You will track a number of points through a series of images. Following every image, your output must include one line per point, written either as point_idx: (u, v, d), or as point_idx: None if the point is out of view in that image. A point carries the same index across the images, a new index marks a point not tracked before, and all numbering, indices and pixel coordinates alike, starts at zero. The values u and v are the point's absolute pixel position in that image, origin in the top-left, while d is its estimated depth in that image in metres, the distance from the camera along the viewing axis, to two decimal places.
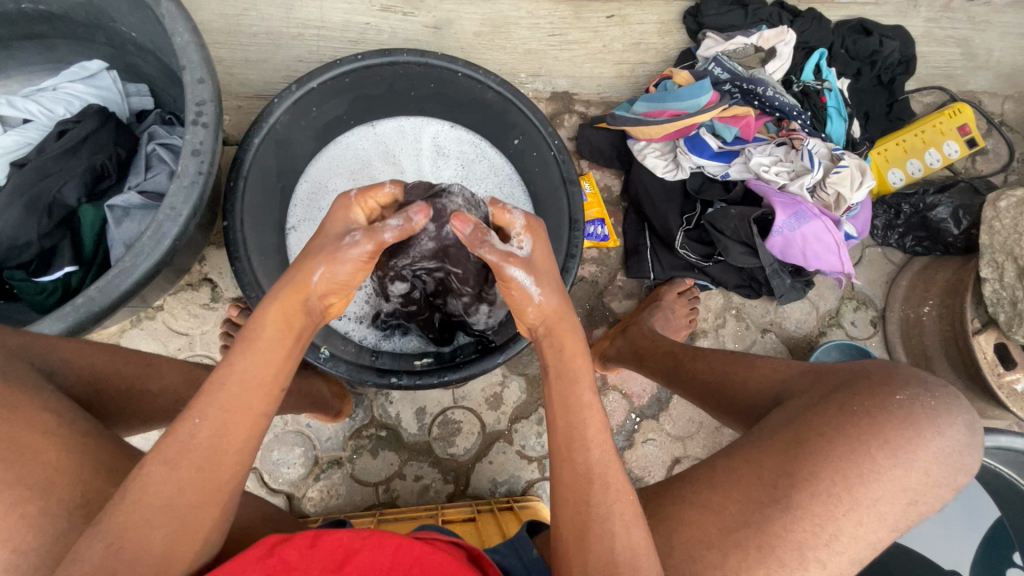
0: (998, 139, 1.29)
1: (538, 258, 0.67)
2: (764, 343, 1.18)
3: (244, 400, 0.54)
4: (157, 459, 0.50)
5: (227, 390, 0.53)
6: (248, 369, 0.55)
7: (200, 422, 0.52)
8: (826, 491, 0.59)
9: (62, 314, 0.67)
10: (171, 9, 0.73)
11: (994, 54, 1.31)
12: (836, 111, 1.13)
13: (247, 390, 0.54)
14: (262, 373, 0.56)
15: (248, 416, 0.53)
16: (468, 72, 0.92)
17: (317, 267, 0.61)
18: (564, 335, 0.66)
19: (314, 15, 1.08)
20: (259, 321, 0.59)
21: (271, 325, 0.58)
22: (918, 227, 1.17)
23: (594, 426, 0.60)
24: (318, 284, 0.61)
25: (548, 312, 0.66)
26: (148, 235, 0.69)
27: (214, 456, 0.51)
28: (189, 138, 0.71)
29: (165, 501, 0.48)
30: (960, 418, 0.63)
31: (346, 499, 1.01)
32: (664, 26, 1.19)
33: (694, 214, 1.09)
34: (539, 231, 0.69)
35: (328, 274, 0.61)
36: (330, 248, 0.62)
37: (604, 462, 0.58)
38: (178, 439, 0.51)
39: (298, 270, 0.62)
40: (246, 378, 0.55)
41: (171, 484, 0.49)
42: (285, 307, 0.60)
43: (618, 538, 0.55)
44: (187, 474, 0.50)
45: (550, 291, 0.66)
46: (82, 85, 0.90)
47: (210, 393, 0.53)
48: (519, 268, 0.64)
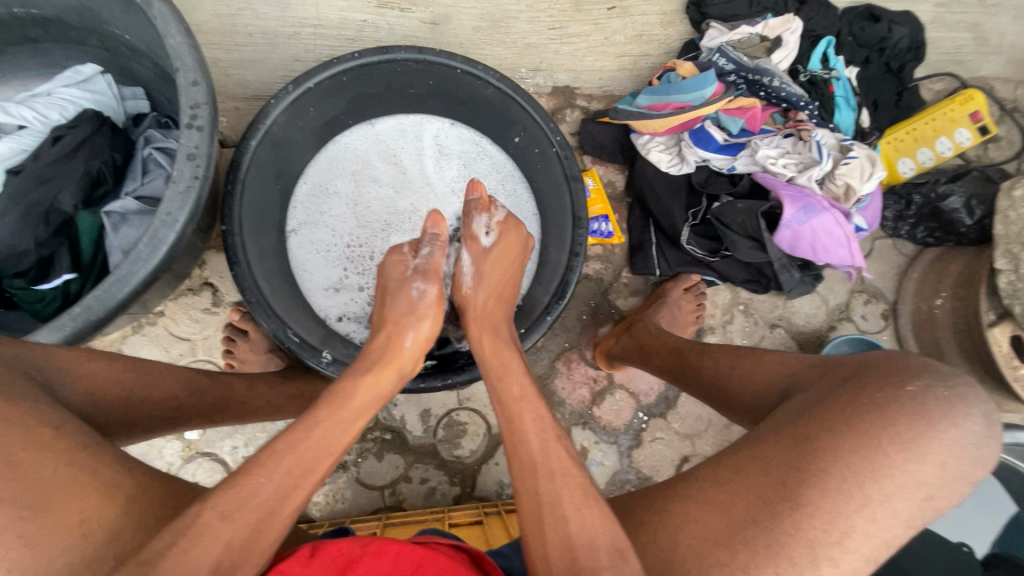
0: (1011, 125, 1.26)
1: (495, 254, 0.81)
2: (773, 339, 1.16)
3: (314, 465, 0.54)
4: (212, 508, 0.49)
5: (305, 449, 0.55)
6: (331, 431, 0.57)
7: (265, 481, 0.52)
8: (836, 487, 0.57)
9: (58, 324, 0.66)
10: (163, 10, 0.71)
11: (1007, 39, 1.28)
12: (844, 100, 1.11)
13: (322, 453, 0.55)
14: (340, 441, 0.57)
15: (309, 484, 0.54)
16: (467, 67, 0.90)
17: (407, 334, 0.72)
18: (483, 339, 0.74)
19: (309, 13, 1.06)
20: (349, 389, 0.63)
21: (360, 396, 0.62)
22: (929, 217, 1.14)
23: (554, 453, 0.59)
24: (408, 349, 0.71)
25: (478, 305, 0.79)
26: (144, 242, 0.68)
27: (265, 518, 0.50)
28: (184, 142, 0.70)
29: (214, 559, 0.47)
30: (976, 410, 0.61)
31: (352, 503, 1.00)
32: (666, 17, 1.17)
33: (700, 209, 1.07)
34: (512, 233, 0.82)
35: (414, 340, 0.72)
36: (410, 312, 0.74)
37: (546, 458, 0.59)
38: (240, 494, 0.50)
39: (387, 341, 0.71)
40: (322, 442, 0.56)
41: (219, 540, 0.48)
42: (382, 373, 0.67)
43: (571, 522, 0.54)
44: (239, 533, 0.49)
45: (479, 287, 0.79)
46: (77, 89, 0.89)
47: (282, 451, 0.54)
48: (467, 252, 0.82)
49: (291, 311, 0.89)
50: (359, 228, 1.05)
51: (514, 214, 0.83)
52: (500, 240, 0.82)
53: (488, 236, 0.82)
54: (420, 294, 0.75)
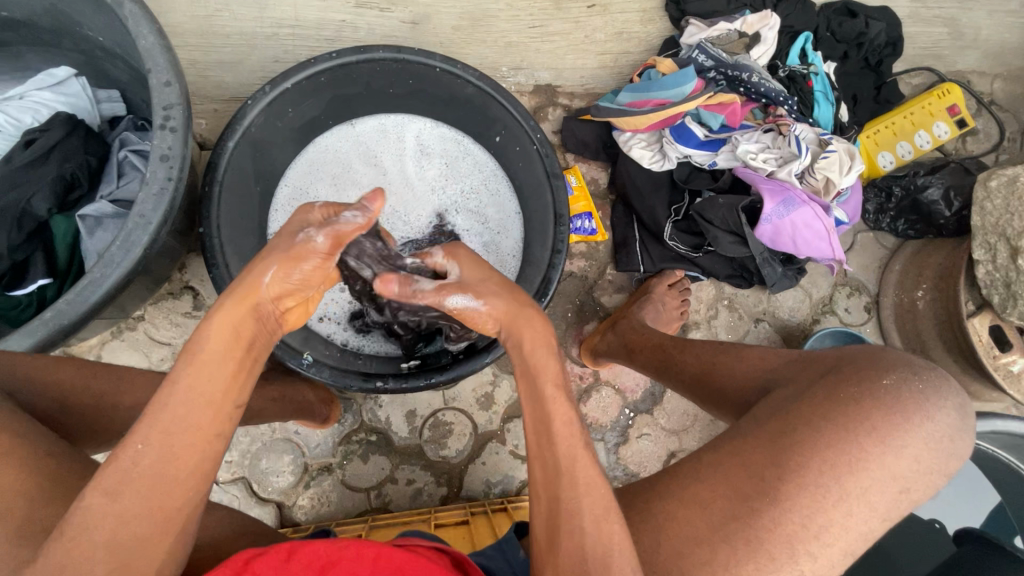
0: (988, 118, 1.27)
1: (469, 274, 0.66)
2: (758, 333, 1.17)
3: (191, 421, 0.51)
4: (97, 489, 0.47)
5: (170, 413, 0.51)
6: (194, 387, 0.52)
7: (143, 448, 0.49)
8: (813, 482, 0.58)
9: (29, 329, 0.64)
10: (134, 11, 0.71)
11: (983, 33, 1.29)
12: (823, 95, 1.11)
13: (191, 410, 0.52)
14: (209, 392, 0.53)
15: (198, 439, 0.51)
16: (446, 67, 0.90)
17: (266, 269, 0.58)
18: (522, 332, 0.63)
19: (288, 13, 1.06)
20: (203, 333, 0.55)
21: (218, 339, 0.55)
22: (909, 210, 1.15)
23: (581, 462, 0.57)
24: (271, 286, 0.59)
25: (500, 315, 0.64)
26: (117, 245, 0.67)
27: (159, 483, 0.49)
28: (157, 143, 0.69)
29: (111, 535, 0.46)
30: (949, 402, 0.61)
31: (337, 506, 0.99)
32: (646, 15, 1.17)
33: (682, 204, 1.08)
34: (460, 251, 0.69)
35: (276, 275, 0.59)
36: (281, 246, 0.60)
37: (572, 455, 0.57)
38: (120, 467, 0.48)
39: (245, 273, 0.59)
40: (191, 397, 0.52)
41: (113, 516, 0.47)
42: (243, 311, 0.57)
43: (587, 533, 0.54)
44: (134, 505, 0.48)
45: (493, 299, 0.64)
46: (50, 93, 0.88)
47: (149, 416, 0.50)
48: (455, 292, 0.64)
49: None
50: None
51: (449, 244, 0.70)
52: (460, 263, 0.67)
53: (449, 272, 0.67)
54: (302, 240, 0.60)
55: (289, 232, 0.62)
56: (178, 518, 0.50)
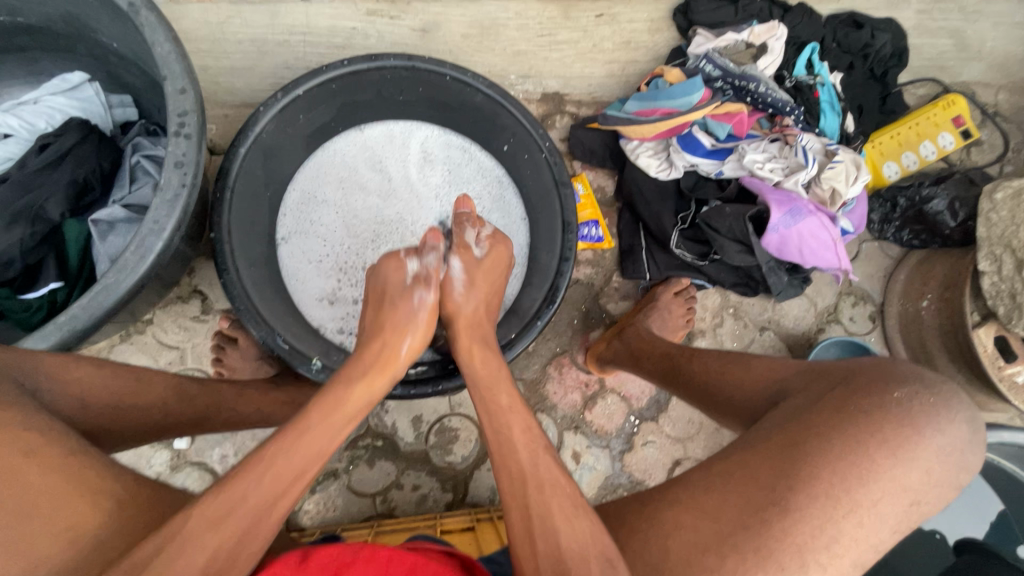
0: (993, 129, 1.28)
1: (485, 270, 0.81)
2: (763, 341, 1.17)
3: (305, 465, 0.56)
4: (203, 513, 0.51)
5: (292, 454, 0.56)
6: (318, 439, 0.58)
7: (256, 484, 0.53)
8: (824, 492, 0.58)
9: (45, 332, 0.66)
10: (150, 19, 0.71)
11: (987, 44, 1.30)
12: (830, 106, 1.12)
13: (306, 458, 0.57)
14: (326, 444, 0.59)
15: (300, 485, 0.56)
16: (456, 75, 0.92)
17: (405, 338, 0.73)
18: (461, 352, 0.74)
19: (299, 20, 1.07)
20: (340, 392, 0.64)
21: (353, 400, 0.64)
22: (914, 220, 1.15)
23: (517, 431, 0.63)
24: (403, 355, 0.72)
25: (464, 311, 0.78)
26: (131, 250, 0.68)
27: (255, 521, 0.52)
28: (172, 150, 0.70)
29: (197, 569, 0.48)
30: (960, 416, 0.62)
31: (342, 511, 1.00)
32: (654, 24, 1.18)
33: (688, 213, 1.08)
34: (481, 263, 0.81)
35: (411, 348, 0.73)
36: (406, 316, 0.74)
37: (534, 463, 0.60)
38: (230, 499, 0.52)
39: (383, 344, 0.71)
40: (316, 445, 0.58)
41: (208, 545, 0.49)
42: (376, 377, 0.68)
43: (561, 533, 0.55)
44: (224, 542, 0.50)
45: (471, 296, 0.78)
46: (64, 98, 0.89)
47: (274, 454, 0.55)
48: (461, 261, 0.80)
49: (285, 320, 0.89)
50: (351, 239, 1.03)
51: (500, 230, 0.86)
52: (488, 253, 0.82)
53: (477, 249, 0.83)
54: (419, 299, 0.75)
55: (403, 294, 0.75)
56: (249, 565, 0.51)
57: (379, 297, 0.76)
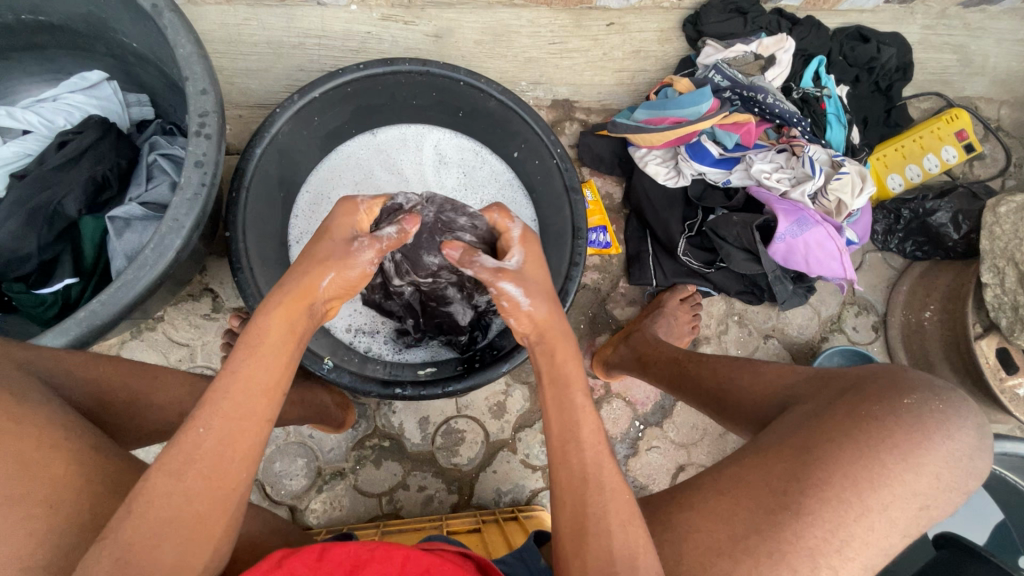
0: (995, 143, 1.30)
1: (529, 270, 0.70)
2: (767, 349, 1.18)
3: (248, 407, 0.54)
4: (161, 469, 0.49)
5: (232, 396, 0.53)
6: (255, 375, 0.55)
7: (206, 431, 0.51)
8: (836, 496, 0.59)
9: (64, 327, 0.66)
10: (173, 20, 0.73)
11: (990, 61, 1.32)
12: (836, 118, 1.14)
13: (249, 400, 0.54)
14: (266, 379, 0.56)
15: (254, 424, 0.53)
16: (470, 80, 0.92)
17: (327, 272, 0.65)
18: (556, 344, 0.67)
19: (314, 24, 1.08)
20: (262, 325, 0.59)
21: (274, 331, 0.59)
22: (918, 232, 1.17)
23: (587, 427, 0.60)
24: (325, 289, 0.65)
25: (539, 321, 0.68)
26: (151, 247, 0.69)
27: (219, 464, 0.51)
28: (192, 149, 0.71)
29: (175, 512, 0.48)
30: (969, 422, 0.63)
31: (349, 511, 1.00)
32: (664, 34, 1.19)
33: (696, 220, 1.10)
34: (531, 246, 0.73)
35: (332, 281, 0.66)
36: (339, 253, 0.67)
37: (598, 462, 0.58)
38: (184, 449, 0.50)
39: (301, 273, 0.64)
40: (249, 385, 0.55)
41: (177, 494, 0.49)
42: (293, 308, 0.62)
43: (614, 536, 0.55)
44: (195, 483, 0.49)
45: (538, 299, 0.68)
46: (83, 96, 0.90)
47: (212, 402, 0.52)
48: (510, 283, 0.68)
49: None
50: None
51: (529, 227, 0.74)
52: (524, 255, 0.72)
53: (510, 258, 0.72)
54: (358, 251, 0.68)
55: (343, 240, 0.68)
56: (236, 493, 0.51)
57: (318, 238, 0.69)
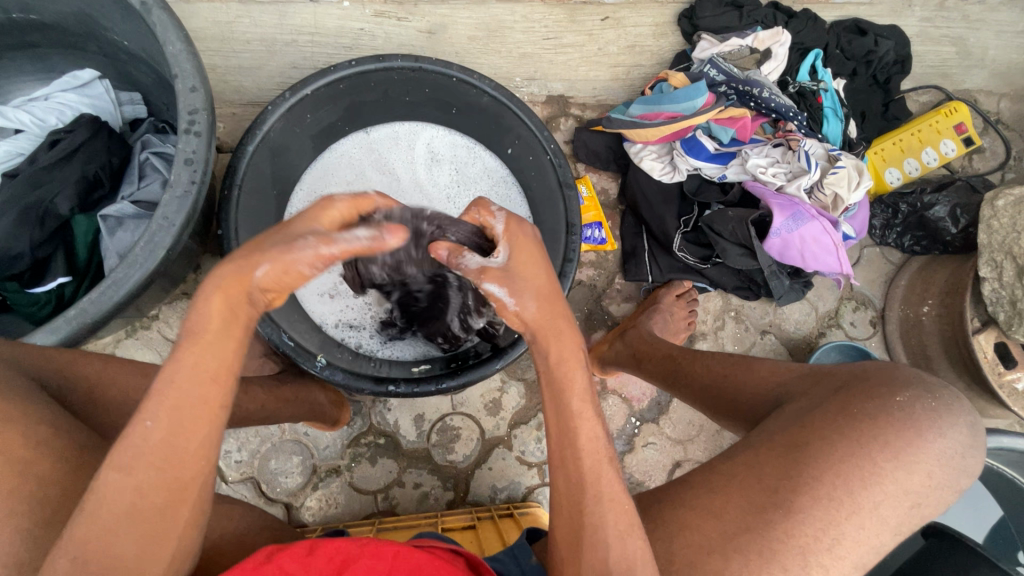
0: (995, 136, 1.29)
1: (516, 264, 0.62)
2: (764, 345, 1.18)
3: (195, 399, 0.50)
4: (111, 464, 0.47)
5: (176, 390, 0.49)
6: (199, 363, 0.50)
7: (149, 427, 0.48)
8: (827, 495, 0.58)
9: (55, 325, 0.67)
10: (162, 18, 0.72)
11: (989, 53, 1.31)
12: (833, 111, 1.13)
13: (194, 391, 0.50)
14: (214, 366, 0.51)
15: (205, 415, 0.50)
16: (463, 76, 0.91)
17: (263, 262, 0.53)
18: (552, 343, 0.61)
19: (307, 21, 1.08)
20: (201, 310, 0.52)
21: (216, 316, 0.52)
22: (916, 227, 1.17)
23: (586, 434, 0.58)
24: (265, 278, 0.54)
25: (530, 320, 0.61)
26: (141, 245, 0.68)
27: (169, 458, 0.48)
28: (181, 147, 0.71)
29: (128, 507, 0.47)
30: (962, 420, 0.63)
31: (344, 508, 1.00)
32: (659, 28, 1.19)
33: (692, 216, 1.09)
34: (519, 232, 0.65)
35: (270, 272, 0.54)
36: (281, 244, 0.54)
37: (598, 473, 0.57)
38: (130, 445, 0.48)
39: (237, 265, 0.53)
40: (192, 377, 0.50)
41: (128, 489, 0.47)
42: (233, 293, 0.53)
43: (611, 548, 0.55)
44: (148, 476, 0.47)
45: (526, 297, 0.61)
46: (75, 94, 0.90)
47: (155, 396, 0.48)
48: (489, 284, 0.62)
49: (290, 318, 0.89)
50: None
51: (514, 216, 0.65)
52: (511, 248, 0.64)
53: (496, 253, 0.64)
54: (307, 247, 0.54)
55: (293, 233, 0.55)
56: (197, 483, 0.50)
57: (269, 228, 0.57)
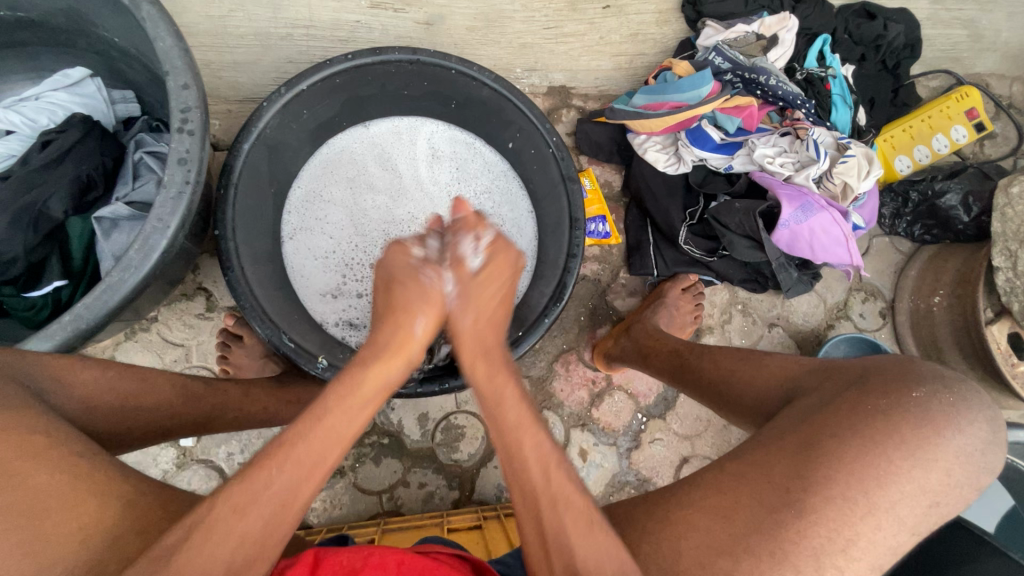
0: (1007, 122, 1.26)
1: (482, 281, 0.67)
2: (772, 338, 1.16)
3: (324, 456, 0.53)
4: (226, 502, 0.49)
5: (313, 442, 0.53)
6: (336, 425, 0.55)
7: (276, 474, 0.51)
8: (841, 495, 0.57)
9: (50, 332, 0.65)
10: (152, 14, 0.70)
11: (1001, 36, 1.27)
12: (841, 99, 1.10)
13: (330, 446, 0.54)
14: (347, 430, 0.55)
15: (324, 473, 0.53)
16: (462, 68, 0.89)
17: (418, 318, 0.65)
18: (481, 367, 0.64)
19: (302, 13, 1.06)
20: (360, 371, 0.59)
21: (372, 381, 0.59)
22: (926, 215, 1.14)
23: (529, 445, 0.57)
24: (421, 335, 0.65)
25: (463, 330, 0.67)
26: (135, 248, 0.67)
27: (280, 510, 0.50)
28: (175, 146, 0.69)
29: (227, 553, 0.48)
30: (980, 416, 0.61)
31: (349, 509, 0.99)
32: (662, 16, 1.16)
33: (697, 208, 1.07)
34: (501, 254, 0.69)
35: (425, 327, 0.65)
36: (417, 296, 0.66)
37: (546, 479, 0.56)
38: (253, 487, 0.50)
39: (396, 324, 0.64)
40: (330, 434, 0.54)
41: (232, 534, 0.48)
42: (394, 359, 0.62)
43: (577, 552, 0.53)
44: (252, 526, 0.49)
45: (467, 311, 0.66)
46: (65, 94, 0.88)
47: (291, 444, 0.52)
48: (450, 278, 0.67)
49: (290, 317, 0.88)
50: (359, 231, 1.03)
51: (503, 235, 0.70)
52: (489, 262, 0.68)
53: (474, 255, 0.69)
54: (433, 284, 0.66)
55: (413, 275, 0.67)
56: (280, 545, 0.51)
57: (390, 283, 0.69)
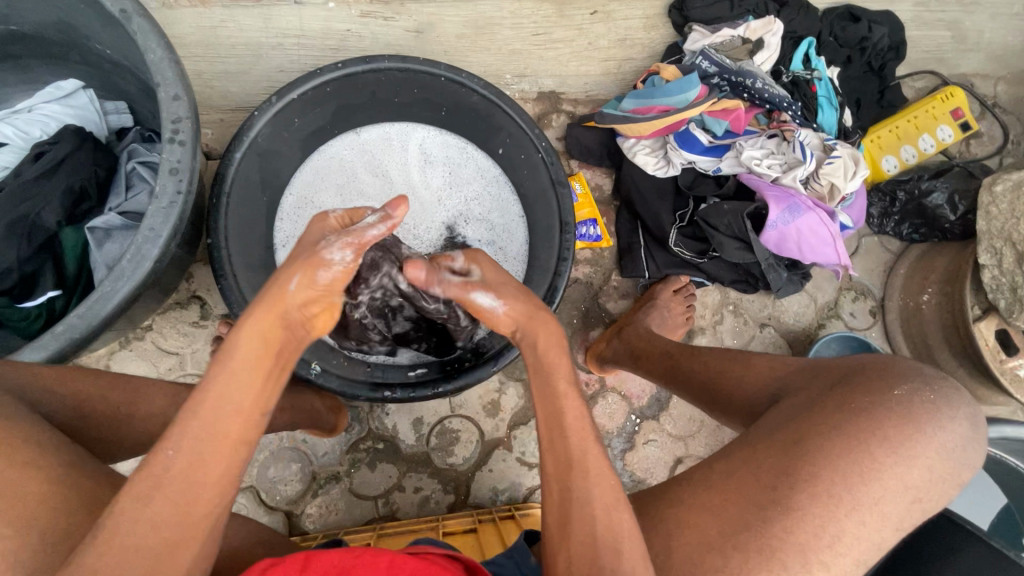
0: (992, 121, 1.28)
1: (491, 275, 0.69)
2: (763, 338, 1.17)
3: (219, 429, 0.51)
4: (129, 494, 0.47)
5: (201, 418, 0.50)
6: (223, 397, 0.52)
7: (173, 455, 0.49)
8: (826, 491, 0.58)
9: (41, 343, 0.66)
10: (143, 25, 0.71)
11: (986, 36, 1.28)
12: (828, 100, 1.12)
13: (222, 418, 0.51)
14: (238, 401, 0.52)
15: (228, 446, 0.51)
16: (451, 76, 0.90)
17: (291, 276, 0.58)
18: (538, 333, 0.65)
19: (292, 23, 1.06)
20: (234, 339, 0.55)
21: (248, 345, 0.55)
22: (914, 214, 1.15)
23: (572, 412, 0.59)
24: (297, 293, 0.58)
25: (513, 318, 0.67)
26: (127, 258, 0.68)
27: (188, 490, 0.48)
28: (166, 156, 0.70)
29: (144, 540, 0.46)
30: (961, 411, 0.62)
31: (345, 514, 1.00)
32: (650, 21, 1.17)
33: (687, 211, 1.08)
34: (480, 258, 0.72)
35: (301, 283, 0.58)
36: (306, 254, 0.60)
37: (585, 449, 0.57)
38: (152, 474, 0.48)
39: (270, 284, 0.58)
40: (221, 404, 0.51)
41: (142, 523, 0.46)
42: (267, 320, 0.56)
43: (598, 520, 0.54)
44: (164, 510, 0.47)
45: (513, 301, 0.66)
46: (59, 105, 0.90)
47: (179, 425, 0.50)
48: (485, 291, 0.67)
49: None
50: None
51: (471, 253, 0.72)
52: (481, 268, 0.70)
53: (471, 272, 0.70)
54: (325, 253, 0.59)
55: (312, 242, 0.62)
56: (209, 521, 0.49)
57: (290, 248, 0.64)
